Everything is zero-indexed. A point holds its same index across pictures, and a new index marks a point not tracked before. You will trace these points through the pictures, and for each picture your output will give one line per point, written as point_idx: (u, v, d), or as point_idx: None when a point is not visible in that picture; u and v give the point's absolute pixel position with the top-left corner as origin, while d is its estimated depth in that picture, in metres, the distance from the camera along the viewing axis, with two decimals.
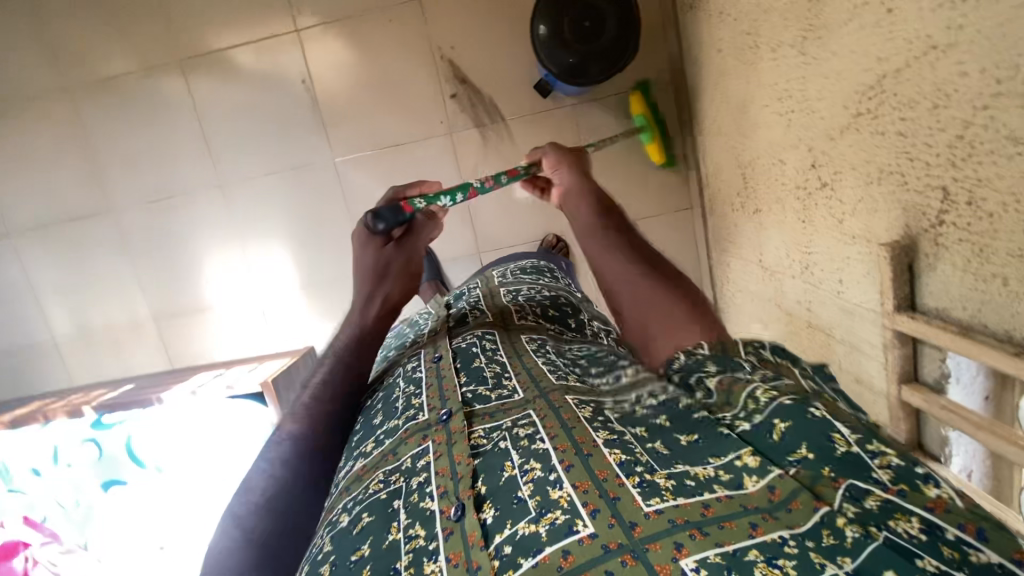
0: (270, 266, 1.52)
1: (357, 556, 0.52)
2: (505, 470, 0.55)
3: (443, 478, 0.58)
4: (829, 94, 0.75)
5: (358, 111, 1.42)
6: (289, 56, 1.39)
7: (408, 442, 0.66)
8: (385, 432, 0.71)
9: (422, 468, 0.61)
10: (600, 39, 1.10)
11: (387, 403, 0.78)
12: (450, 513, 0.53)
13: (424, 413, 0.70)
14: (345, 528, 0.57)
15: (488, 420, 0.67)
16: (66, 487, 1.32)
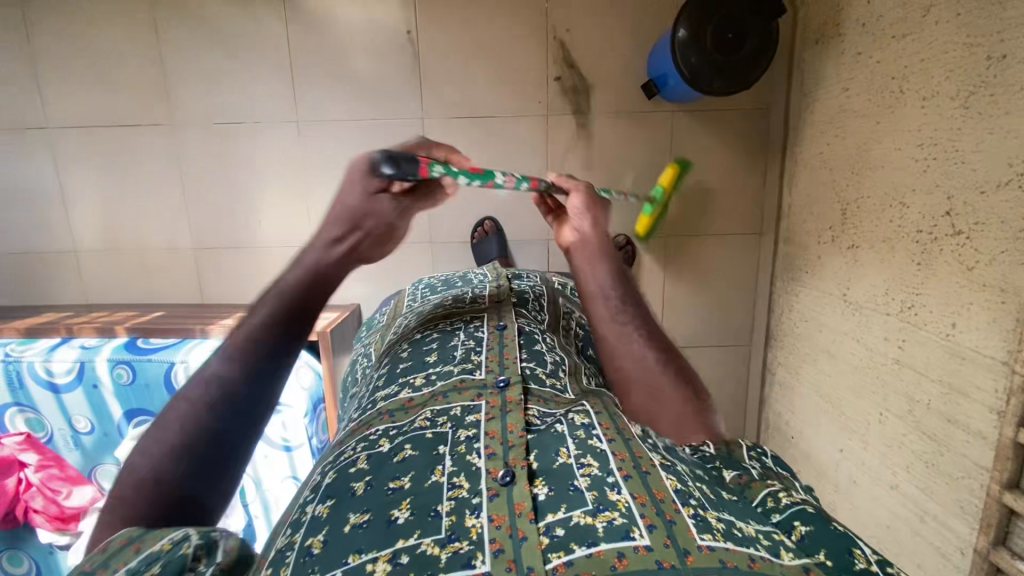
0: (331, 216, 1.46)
1: (398, 486, 0.52)
2: (561, 454, 0.56)
3: (492, 441, 0.58)
4: (989, 149, 0.80)
5: (459, 75, 1.39)
6: (399, 3, 1.34)
7: (462, 394, 0.68)
8: (440, 374, 0.73)
9: (472, 424, 0.62)
10: (736, 54, 1.12)
11: (443, 346, 0.81)
12: (499, 475, 0.53)
13: (481, 371, 0.73)
14: (393, 450, 0.58)
15: (539, 401, 0.68)
16: (82, 411, 1.21)
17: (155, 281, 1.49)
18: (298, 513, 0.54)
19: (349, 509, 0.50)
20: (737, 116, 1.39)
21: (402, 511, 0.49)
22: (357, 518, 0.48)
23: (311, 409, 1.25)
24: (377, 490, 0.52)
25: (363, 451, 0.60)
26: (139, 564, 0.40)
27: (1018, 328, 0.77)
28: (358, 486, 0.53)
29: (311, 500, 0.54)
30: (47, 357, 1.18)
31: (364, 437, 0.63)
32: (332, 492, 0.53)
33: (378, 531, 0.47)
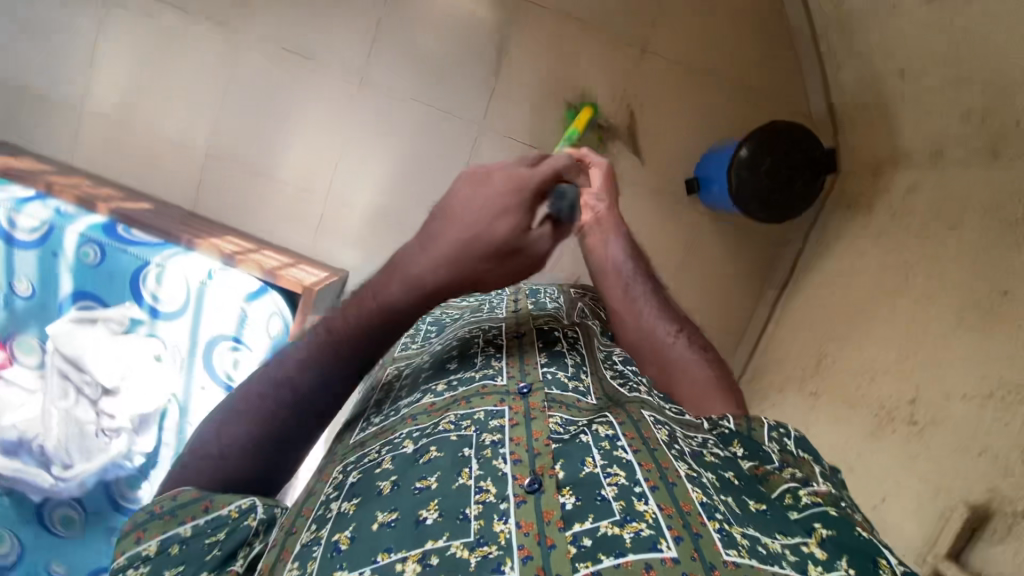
0: (354, 178, 1.44)
1: (425, 486, 0.48)
2: (588, 465, 0.49)
3: (518, 446, 0.51)
4: (963, 363, 0.90)
5: (529, 101, 1.42)
6: (501, 15, 1.37)
7: (484, 399, 0.57)
8: (460, 379, 0.61)
9: (495, 428, 0.53)
10: (786, 187, 1.22)
11: (464, 350, 0.67)
12: (525, 482, 0.47)
13: (503, 376, 0.60)
14: (416, 450, 0.52)
15: (562, 406, 0.56)
16: (27, 275, 1.13)
17: (151, 173, 1.41)
18: (325, 502, 0.51)
19: (374, 506, 0.47)
20: (754, 240, 1.49)
21: (430, 512, 0.45)
22: (384, 517, 0.46)
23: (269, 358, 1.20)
24: (403, 489, 0.48)
25: (386, 452, 0.53)
26: (206, 525, 0.48)
27: (941, 524, 0.85)
28: (384, 484, 0.49)
29: (338, 493, 0.51)
30: (15, 208, 1.10)
31: (386, 439, 0.55)
32: (358, 488, 0.50)
33: (406, 531, 0.44)
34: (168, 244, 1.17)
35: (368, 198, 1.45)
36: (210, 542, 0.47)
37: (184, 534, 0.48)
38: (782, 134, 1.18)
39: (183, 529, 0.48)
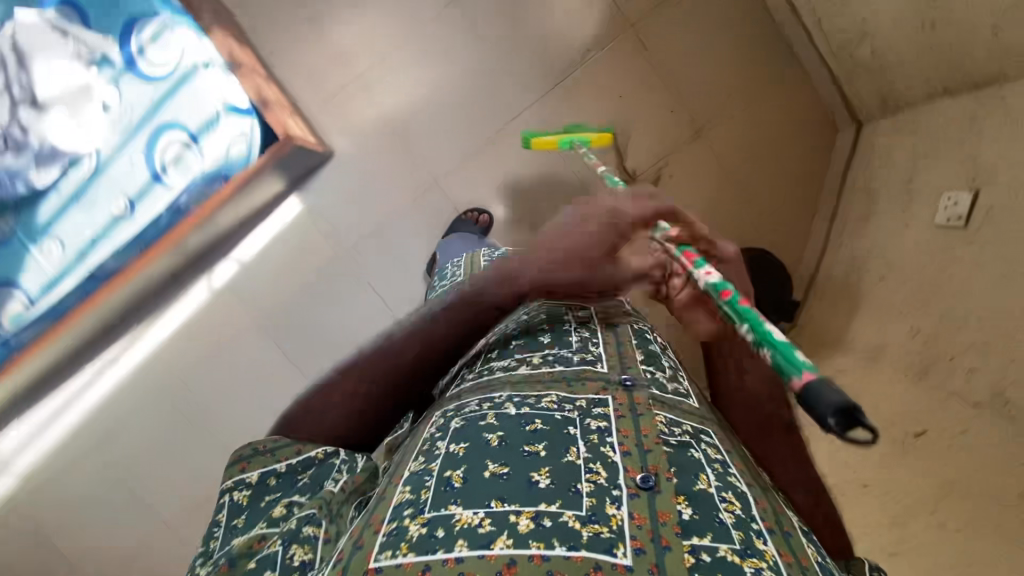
0: (390, 79, 1.43)
1: (533, 451, 0.59)
2: (702, 481, 0.58)
3: (625, 440, 0.62)
4: None
5: (580, 113, 1.44)
6: (599, 28, 1.41)
7: (586, 387, 0.70)
8: (562, 360, 0.75)
9: (600, 416, 0.65)
10: None
11: (558, 334, 0.81)
12: (638, 477, 0.57)
13: (603, 366, 0.75)
14: (523, 418, 0.64)
15: (664, 408, 0.69)
16: None
17: None
18: (430, 441, 0.65)
19: (485, 456, 0.59)
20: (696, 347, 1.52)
21: (541, 477, 0.56)
22: (498, 468, 0.57)
23: (215, 173, 1.17)
24: (512, 449, 0.60)
25: (488, 408, 0.67)
26: (297, 463, 0.66)
27: None
28: (492, 438, 0.62)
29: (443, 433, 0.65)
30: None
31: (487, 398, 0.69)
32: (463, 435, 0.63)
33: (518, 486, 0.55)
34: (187, 17, 1.13)
35: (391, 103, 1.43)
36: (300, 476, 0.65)
37: (280, 470, 0.65)
38: (757, 264, 1.25)
39: (279, 466, 0.66)
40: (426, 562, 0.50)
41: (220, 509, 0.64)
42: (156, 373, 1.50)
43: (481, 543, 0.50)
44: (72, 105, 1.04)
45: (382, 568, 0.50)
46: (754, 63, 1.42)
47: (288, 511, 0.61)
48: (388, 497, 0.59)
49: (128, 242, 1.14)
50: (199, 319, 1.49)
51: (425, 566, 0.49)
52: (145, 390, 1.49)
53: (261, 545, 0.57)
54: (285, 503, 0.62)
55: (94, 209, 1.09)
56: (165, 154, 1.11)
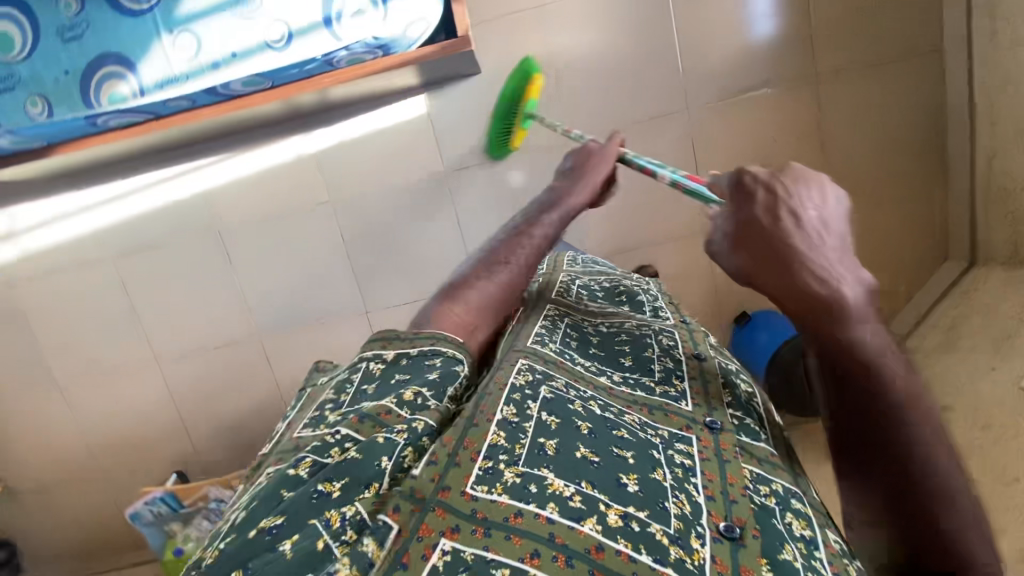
0: (568, 22, 1.33)
1: (620, 454, 0.55)
2: (790, 552, 0.49)
3: (710, 484, 0.55)
4: None
5: (729, 138, 1.39)
6: (787, 66, 1.35)
7: (669, 419, 0.64)
8: (642, 388, 0.69)
9: (687, 454, 0.59)
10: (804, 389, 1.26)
11: (637, 355, 0.75)
12: (722, 524, 0.51)
13: (686, 406, 0.66)
14: (610, 421, 0.60)
15: (755, 460, 0.60)
16: None
17: None
18: (520, 393, 0.61)
19: (575, 439, 0.56)
20: None
21: (630, 480, 0.52)
22: (590, 454, 0.54)
23: (381, 44, 1.03)
24: (599, 441, 0.56)
25: (575, 395, 0.63)
26: (399, 363, 0.66)
27: None
28: (581, 426, 0.58)
29: (534, 394, 0.61)
30: None
31: (573, 386, 0.66)
32: (553, 407, 0.60)
33: (608, 481, 0.52)
34: None
35: (557, 47, 1.34)
36: (430, 365, 0.65)
37: (413, 353, 0.67)
38: None
39: (413, 349, 0.67)
40: (520, 510, 0.47)
41: (355, 372, 0.67)
42: (199, 209, 1.43)
43: (572, 515, 0.48)
44: None
45: (478, 499, 0.48)
46: (903, 167, 1.41)
47: (414, 399, 0.60)
48: (484, 429, 0.55)
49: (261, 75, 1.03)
50: (269, 178, 1.41)
51: (517, 511, 0.47)
52: (184, 216, 1.44)
53: (388, 420, 0.57)
54: (413, 387, 0.61)
55: (246, 26, 0.98)
56: (344, 7, 0.98)
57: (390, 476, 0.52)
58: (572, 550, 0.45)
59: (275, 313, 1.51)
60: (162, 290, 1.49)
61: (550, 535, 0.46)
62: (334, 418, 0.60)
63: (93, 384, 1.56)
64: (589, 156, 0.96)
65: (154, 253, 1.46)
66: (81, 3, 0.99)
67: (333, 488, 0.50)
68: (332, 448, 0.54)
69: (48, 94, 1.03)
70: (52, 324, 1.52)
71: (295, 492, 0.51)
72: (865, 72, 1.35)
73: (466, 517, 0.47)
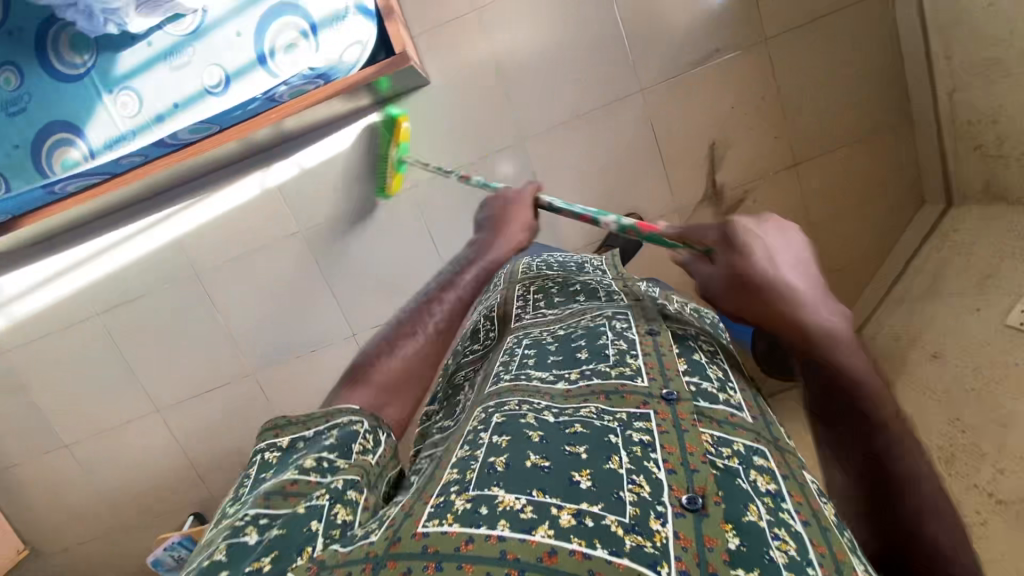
0: (508, 21, 1.34)
1: (573, 451, 0.52)
2: (753, 512, 0.46)
3: (670, 457, 0.51)
4: None
5: (687, 112, 1.38)
6: (733, 33, 1.34)
7: (625, 400, 0.60)
8: (595, 372, 0.65)
9: (643, 429, 0.55)
10: None
11: (591, 343, 0.71)
12: (684, 497, 0.47)
13: (641, 378, 0.62)
14: (562, 422, 0.57)
15: (713, 423, 0.56)
16: None
17: None
18: (473, 432, 0.59)
19: (525, 447, 0.53)
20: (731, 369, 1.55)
21: (583, 477, 0.49)
22: (539, 459, 0.51)
23: (319, 75, 1.02)
24: (551, 445, 0.53)
25: (529, 410, 0.60)
26: (303, 438, 0.60)
27: None
28: (532, 433, 0.55)
29: (486, 426, 0.59)
30: None
31: (526, 399, 0.63)
32: (505, 428, 0.57)
33: (561, 484, 0.48)
34: None
35: (504, 46, 1.34)
36: (328, 434, 0.59)
37: (308, 436, 0.60)
38: None
39: (308, 431, 0.61)
40: (470, 535, 0.43)
41: (250, 466, 0.59)
42: (174, 257, 1.45)
43: (523, 527, 0.44)
44: None
45: (428, 534, 0.44)
46: (868, 115, 1.39)
47: (319, 462, 0.55)
48: (439, 476, 0.54)
49: (205, 121, 1.03)
50: (242, 215, 1.42)
51: (468, 537, 0.43)
52: (164, 265, 1.45)
53: (299, 489, 0.52)
54: (313, 454, 0.56)
55: (182, 75, 1.00)
56: (275, 43, 0.99)
57: (324, 536, 0.47)
58: (525, 563, 0.41)
59: (270, 347, 1.52)
60: (155, 340, 1.51)
61: (500, 552, 0.42)
62: (234, 511, 0.53)
63: (104, 440, 1.59)
64: (504, 205, 0.99)
65: (139, 306, 1.49)
66: (20, 76, 1.00)
67: (262, 563, 0.44)
68: (246, 527, 0.48)
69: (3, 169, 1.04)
70: (56, 387, 1.55)
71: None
72: (814, 25, 1.33)
73: (419, 556, 0.42)
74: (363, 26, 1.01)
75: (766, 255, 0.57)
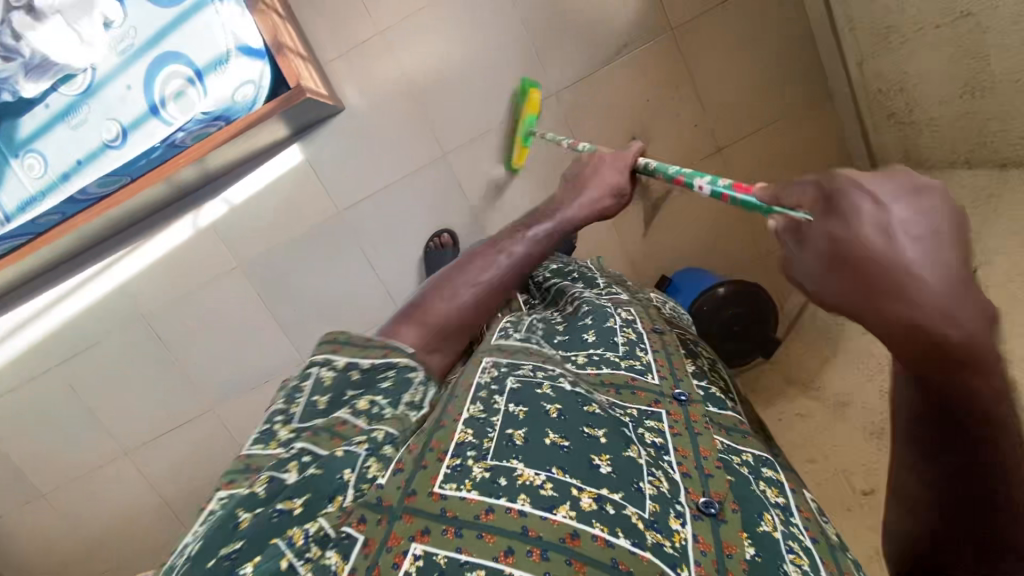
0: (416, 41, 1.35)
1: (592, 434, 0.57)
2: (768, 523, 0.57)
3: (685, 460, 0.61)
4: None
5: (604, 111, 1.39)
6: (641, 28, 1.35)
7: (638, 396, 0.69)
8: (609, 365, 0.73)
9: (657, 430, 0.64)
10: (726, 342, 1.29)
11: (602, 329, 0.79)
12: (701, 501, 0.57)
13: (656, 378, 0.72)
14: (579, 398, 0.61)
15: (723, 433, 0.68)
16: None
17: None
18: (486, 390, 0.62)
19: (545, 424, 0.57)
20: None
21: (601, 461, 0.55)
22: (560, 438, 0.55)
23: (215, 116, 1.04)
24: (569, 423, 0.57)
25: (543, 377, 0.64)
26: (353, 362, 0.61)
27: None
28: (550, 408, 0.59)
29: (500, 388, 0.62)
30: None
31: (541, 366, 0.67)
32: (520, 398, 0.60)
33: (580, 463, 0.54)
34: None
35: (414, 62, 1.36)
36: (383, 373, 0.62)
37: (364, 365, 0.61)
38: (743, 293, 1.26)
39: (365, 359, 0.62)
40: (490, 506, 0.49)
41: (303, 380, 0.60)
42: (121, 303, 1.48)
43: (546, 504, 0.50)
44: (71, 20, 0.96)
45: (446, 497, 0.50)
46: (785, 88, 1.38)
47: (371, 408, 0.58)
48: (451, 428, 0.56)
49: (112, 174, 1.05)
50: (177, 257, 1.45)
51: (489, 506, 0.49)
52: (113, 311, 1.49)
53: (346, 432, 0.55)
54: (367, 397, 0.59)
55: (82, 132, 1.03)
56: (166, 91, 1.01)
57: (355, 488, 0.50)
58: (547, 541, 0.47)
59: (227, 378, 1.55)
60: (114, 384, 1.55)
61: (523, 527, 0.48)
62: (281, 434, 0.54)
63: (75, 488, 1.62)
64: (594, 166, 0.92)
65: (92, 353, 1.52)
66: None
67: (294, 505, 0.47)
68: (288, 463, 0.50)
69: None
70: (21, 441, 1.58)
71: (253, 513, 0.46)
72: (721, 11, 1.34)
73: (437, 518, 0.48)
74: (249, 64, 1.03)
75: (874, 221, 0.39)
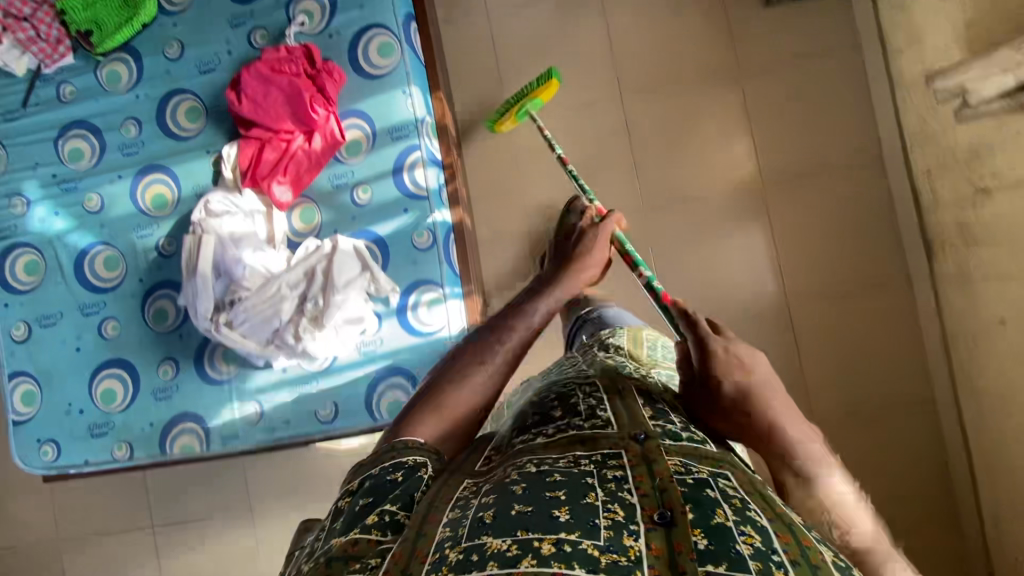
0: None
1: (550, 494, 0.44)
2: (719, 512, 0.42)
3: (643, 484, 0.45)
4: None
5: None
6: None
7: (590, 443, 0.51)
8: (560, 424, 0.55)
9: (614, 464, 0.48)
10: None
11: (562, 399, 0.60)
12: (655, 513, 0.42)
13: (606, 419, 0.54)
14: (532, 469, 0.48)
15: (678, 450, 0.50)
16: (369, 206, 1.21)
17: (496, 206, 1.53)
18: (451, 498, 0.48)
19: (504, 497, 0.44)
20: None
21: (561, 512, 0.42)
22: (522, 506, 0.43)
23: None
24: (526, 493, 0.44)
25: (504, 469, 0.50)
26: (363, 492, 0.50)
27: None
28: (509, 485, 0.46)
29: (456, 498, 0.48)
30: (422, 168, 1.20)
31: (506, 459, 0.51)
32: (493, 488, 0.47)
33: (539, 519, 0.41)
34: (457, 298, 1.20)
35: None
36: (395, 476, 0.50)
37: (374, 475, 0.50)
38: None
39: (375, 468, 0.51)
40: None
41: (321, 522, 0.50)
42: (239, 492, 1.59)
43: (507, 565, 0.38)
44: (340, 330, 1.15)
45: None
46: (915, 503, 1.41)
47: (382, 518, 0.46)
48: (425, 531, 0.44)
49: (310, 437, 1.22)
50: (302, 469, 1.56)
51: None
52: (230, 495, 1.59)
53: (362, 552, 0.44)
54: (375, 510, 0.47)
55: (304, 400, 1.22)
56: (382, 398, 1.19)
57: None
58: None
59: None
60: (191, 556, 1.60)
61: None
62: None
63: None
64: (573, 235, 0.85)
65: (191, 527, 1.60)
66: (175, 368, 1.26)
67: None
68: None
69: (133, 440, 1.26)
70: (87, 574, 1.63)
71: None
72: (863, 417, 1.44)
73: None
74: None
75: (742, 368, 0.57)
